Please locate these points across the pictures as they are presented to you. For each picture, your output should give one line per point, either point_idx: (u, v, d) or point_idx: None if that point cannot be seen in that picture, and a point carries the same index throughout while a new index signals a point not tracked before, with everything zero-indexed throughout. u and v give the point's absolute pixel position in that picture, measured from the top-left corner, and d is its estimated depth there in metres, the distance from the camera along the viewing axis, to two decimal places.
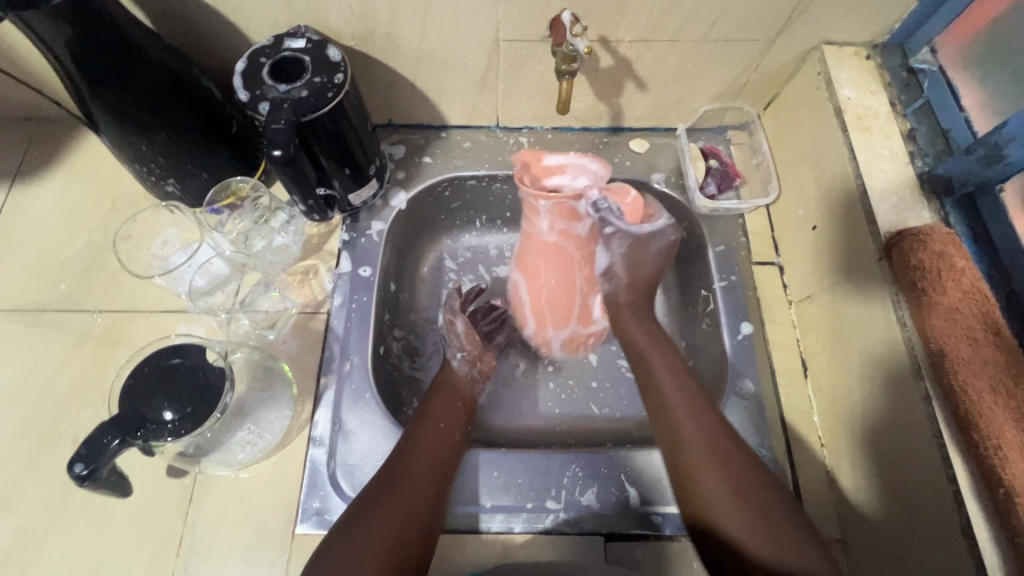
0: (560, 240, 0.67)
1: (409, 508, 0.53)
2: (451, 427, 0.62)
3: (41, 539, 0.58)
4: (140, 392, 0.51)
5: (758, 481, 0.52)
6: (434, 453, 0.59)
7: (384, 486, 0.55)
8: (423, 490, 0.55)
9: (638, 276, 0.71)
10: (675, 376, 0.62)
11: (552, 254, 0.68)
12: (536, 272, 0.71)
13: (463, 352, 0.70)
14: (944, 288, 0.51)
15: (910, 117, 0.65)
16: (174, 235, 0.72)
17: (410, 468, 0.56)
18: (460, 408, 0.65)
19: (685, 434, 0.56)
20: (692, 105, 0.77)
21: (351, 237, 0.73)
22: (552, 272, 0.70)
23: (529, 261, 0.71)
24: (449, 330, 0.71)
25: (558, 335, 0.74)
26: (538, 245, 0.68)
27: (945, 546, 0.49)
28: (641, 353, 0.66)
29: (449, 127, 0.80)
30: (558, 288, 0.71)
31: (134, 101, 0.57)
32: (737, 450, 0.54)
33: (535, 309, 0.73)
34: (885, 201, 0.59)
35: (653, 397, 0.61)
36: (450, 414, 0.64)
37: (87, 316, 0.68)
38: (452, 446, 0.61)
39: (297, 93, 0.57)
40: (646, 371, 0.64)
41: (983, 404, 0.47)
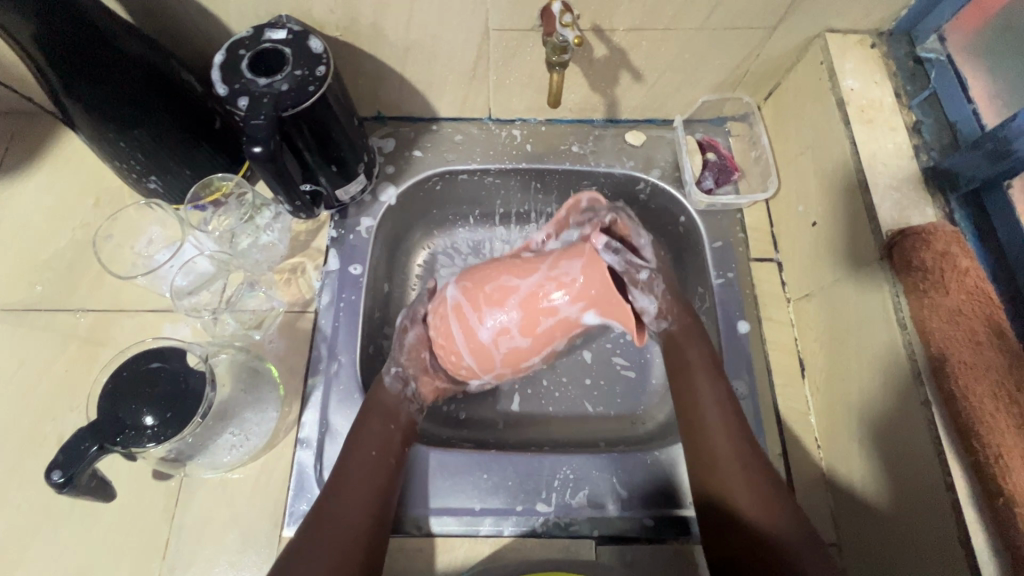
0: (500, 341, 0.59)
1: (340, 569, 0.49)
2: (385, 455, 0.58)
3: (27, 541, 0.57)
4: (116, 398, 0.50)
5: (766, 479, 0.54)
6: (362, 488, 0.54)
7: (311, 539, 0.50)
8: (360, 532, 0.51)
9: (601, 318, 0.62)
10: (714, 388, 0.60)
11: (536, 305, 0.57)
12: (475, 269, 0.63)
13: (398, 367, 0.64)
14: (947, 288, 0.49)
15: (915, 108, 0.62)
16: (158, 232, 0.70)
17: (336, 518, 0.52)
18: (395, 429, 0.60)
19: (710, 441, 0.57)
20: (690, 96, 0.75)
21: (339, 234, 0.72)
22: (490, 306, 0.58)
23: (485, 273, 0.60)
24: (398, 338, 0.66)
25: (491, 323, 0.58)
26: (521, 271, 0.59)
27: (942, 554, 0.48)
28: (687, 367, 0.62)
29: (440, 120, 0.78)
30: (494, 337, 0.59)
31: (111, 92, 0.55)
32: (757, 457, 0.55)
33: (437, 315, 0.63)
34: (888, 198, 0.57)
35: (681, 382, 0.62)
36: (385, 444, 0.58)
37: (70, 316, 0.67)
38: (381, 475, 0.56)
39: (277, 87, 0.55)
40: (679, 358, 0.64)
41: (984, 411, 0.45)
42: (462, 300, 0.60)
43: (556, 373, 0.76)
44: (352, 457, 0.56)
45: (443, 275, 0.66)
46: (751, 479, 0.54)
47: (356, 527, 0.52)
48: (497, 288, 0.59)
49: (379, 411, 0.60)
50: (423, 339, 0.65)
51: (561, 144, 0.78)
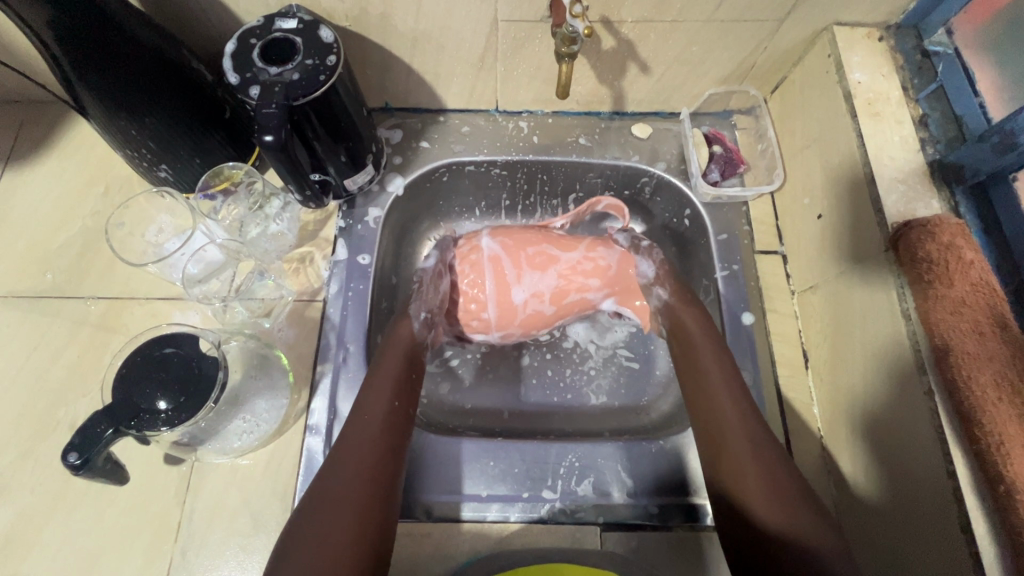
0: (531, 300, 0.68)
1: (361, 503, 0.49)
2: (403, 403, 0.59)
3: (40, 524, 0.58)
4: (130, 382, 0.50)
5: (777, 461, 0.54)
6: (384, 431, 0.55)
7: (331, 473, 0.51)
8: (380, 470, 0.53)
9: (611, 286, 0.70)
10: (725, 373, 0.60)
11: (575, 278, 0.69)
12: (509, 230, 0.71)
13: (428, 311, 0.65)
14: (952, 280, 0.50)
15: (921, 102, 0.63)
16: (168, 221, 0.70)
17: (354, 453, 0.53)
18: (413, 377, 0.61)
19: (717, 421, 0.58)
20: (697, 88, 0.75)
21: (347, 224, 0.73)
22: (531, 269, 0.68)
23: (524, 239, 0.70)
24: (432, 283, 0.67)
25: (527, 287, 0.68)
26: (561, 246, 0.70)
27: (943, 542, 0.48)
28: (691, 355, 0.63)
29: (447, 111, 0.79)
30: (527, 292, 0.68)
31: (123, 80, 0.55)
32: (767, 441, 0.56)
33: (469, 263, 0.68)
34: (894, 190, 0.58)
35: (688, 367, 0.63)
36: (401, 389, 0.59)
37: (81, 303, 0.67)
38: (398, 419, 0.57)
39: (288, 76, 0.56)
40: (687, 343, 0.65)
41: (987, 400, 0.46)
42: (501, 253, 0.68)
43: (560, 363, 0.76)
44: (371, 398, 0.57)
45: (467, 234, 0.73)
46: (766, 461, 0.54)
47: (373, 467, 0.52)
48: (540, 255, 0.69)
49: (397, 356, 0.61)
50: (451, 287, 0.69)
51: (568, 136, 0.78)
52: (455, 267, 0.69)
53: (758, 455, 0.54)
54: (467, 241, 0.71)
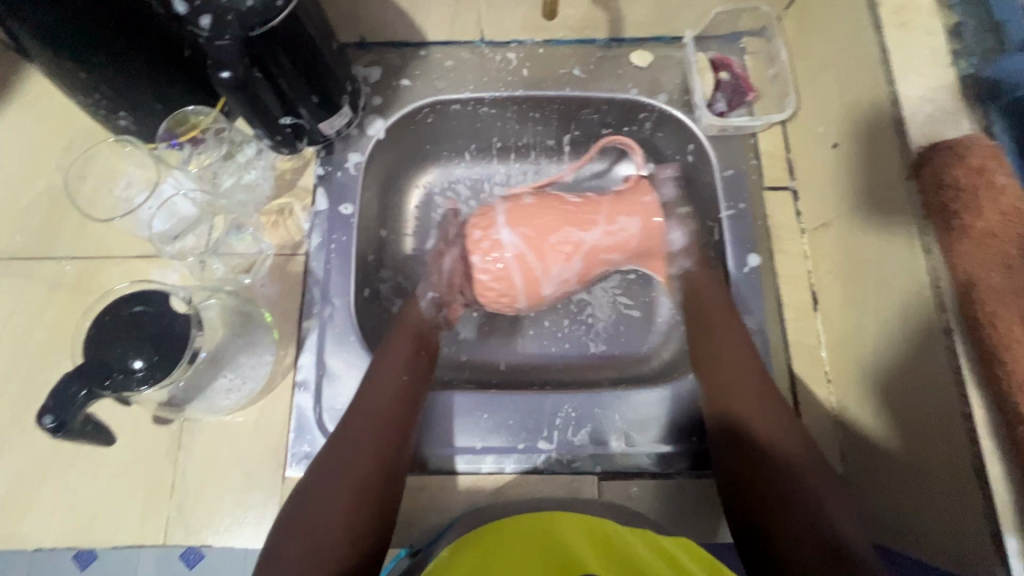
0: (562, 289, 0.67)
1: (365, 472, 0.50)
2: (413, 379, 0.58)
3: (36, 485, 0.58)
4: (102, 342, 0.48)
5: (784, 412, 0.54)
6: (392, 409, 0.55)
7: (339, 442, 0.52)
8: (386, 447, 0.52)
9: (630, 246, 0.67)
10: (735, 328, 0.60)
11: (600, 257, 0.66)
12: (525, 214, 0.66)
13: (434, 292, 0.66)
14: (980, 208, 0.45)
15: (956, 8, 0.53)
16: (136, 174, 0.67)
17: (358, 435, 0.52)
18: (423, 358, 0.61)
19: (724, 373, 0.57)
20: (702, 7, 0.68)
21: (326, 172, 0.68)
22: (556, 257, 0.65)
23: (545, 223, 0.66)
24: (436, 262, 0.68)
25: (554, 280, 0.66)
26: (581, 223, 0.66)
27: (953, 487, 0.46)
28: (706, 312, 0.62)
29: (428, 44, 0.72)
30: (558, 278, 0.66)
31: (65, 19, 0.49)
32: (783, 408, 0.54)
33: (492, 258, 0.64)
34: (920, 111, 0.51)
35: (697, 324, 0.62)
36: (412, 364, 0.59)
37: (55, 264, 0.65)
38: (409, 395, 0.57)
39: (242, 3, 0.50)
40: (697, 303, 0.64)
41: (1011, 338, 0.42)
42: (526, 249, 0.64)
43: (558, 312, 0.73)
44: (383, 371, 0.57)
45: (482, 217, 0.67)
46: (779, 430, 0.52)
47: (382, 437, 0.53)
48: (564, 241, 0.65)
49: (409, 339, 0.61)
50: (463, 270, 0.67)
51: (561, 67, 0.72)
52: (474, 258, 0.65)
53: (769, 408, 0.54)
54: (482, 229, 0.66)
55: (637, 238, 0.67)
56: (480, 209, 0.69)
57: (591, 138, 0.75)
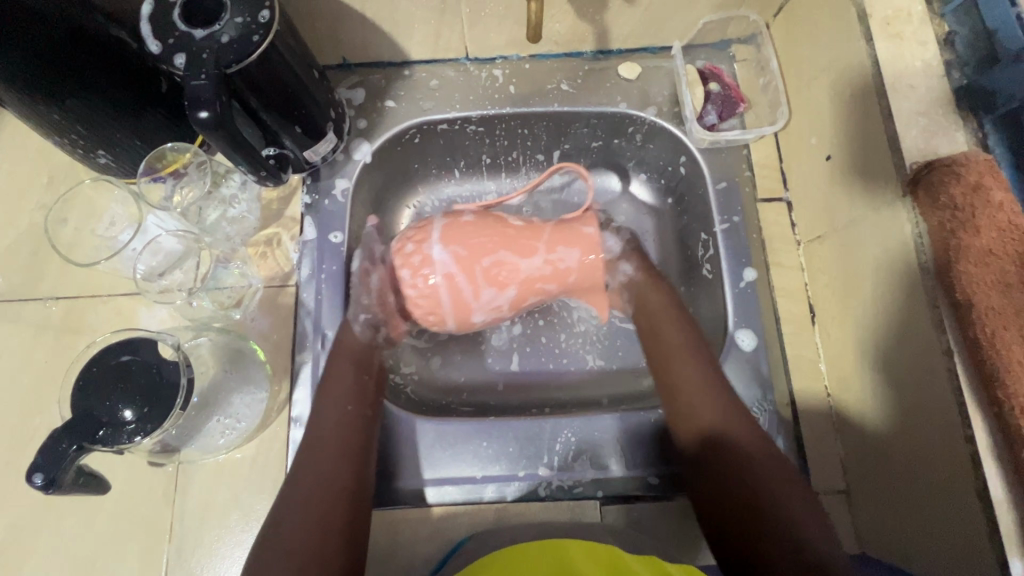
0: (492, 317, 0.64)
1: (323, 515, 0.48)
2: (360, 407, 0.57)
3: (32, 534, 0.58)
4: (91, 394, 0.47)
5: (751, 448, 0.52)
6: (341, 442, 0.54)
7: (297, 487, 0.50)
8: (338, 480, 0.51)
9: (569, 280, 0.64)
10: (694, 355, 0.59)
11: (534, 286, 0.63)
12: (462, 232, 0.63)
13: (367, 314, 0.63)
14: (977, 228, 0.45)
15: (948, 17, 0.53)
16: (119, 211, 0.65)
17: (310, 475, 0.51)
18: (368, 380, 0.59)
19: (686, 405, 0.56)
20: (690, 18, 0.66)
21: (313, 200, 0.67)
22: (489, 283, 0.62)
23: (479, 244, 0.62)
24: (362, 283, 0.64)
25: (480, 307, 0.62)
26: (519, 249, 0.63)
27: (955, 509, 0.46)
28: (667, 347, 0.60)
29: (412, 64, 0.71)
30: (482, 301, 0.62)
31: (33, 61, 0.47)
32: (753, 431, 0.53)
33: (420, 273, 0.61)
34: (914, 125, 0.50)
35: (655, 350, 0.62)
36: (358, 392, 0.58)
37: (41, 306, 0.63)
38: (354, 424, 0.55)
39: (217, 39, 0.48)
40: (658, 341, 0.62)
41: (1011, 360, 0.42)
42: (456, 270, 0.61)
43: (554, 329, 0.73)
44: (327, 406, 0.56)
45: (417, 231, 0.63)
46: (744, 446, 0.52)
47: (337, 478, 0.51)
48: (496, 264, 0.62)
49: (349, 363, 0.59)
50: (392, 282, 0.63)
51: (549, 82, 0.70)
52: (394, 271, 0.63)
53: (734, 442, 0.52)
54: (416, 243, 0.62)
55: (571, 267, 0.63)
56: (418, 222, 0.66)
57: (582, 151, 0.74)
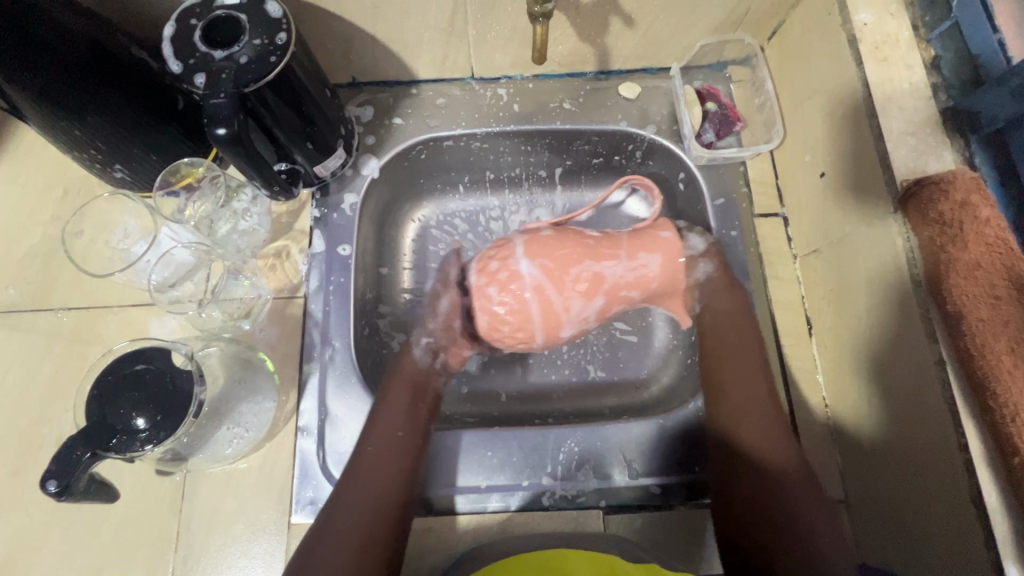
0: (580, 330, 0.63)
1: (367, 541, 0.50)
2: (411, 433, 0.57)
3: (39, 542, 0.58)
4: (106, 402, 0.48)
5: (788, 459, 0.54)
6: (387, 466, 0.55)
7: (336, 510, 0.51)
8: (382, 509, 0.52)
9: (648, 283, 0.63)
10: (748, 364, 0.60)
11: (621, 294, 0.62)
12: (546, 245, 0.61)
13: (430, 337, 0.64)
14: (966, 242, 0.47)
15: (934, 42, 0.56)
16: (133, 223, 0.67)
17: (359, 498, 0.52)
18: (422, 406, 0.60)
19: (733, 412, 0.58)
20: (688, 40, 0.69)
21: (322, 213, 0.69)
22: (579, 292, 0.60)
23: (564, 253, 0.60)
24: (432, 305, 0.65)
25: (586, 313, 0.61)
26: (599, 257, 0.61)
27: (951, 516, 0.47)
28: (717, 346, 0.62)
29: (420, 83, 0.73)
30: (574, 310, 0.60)
31: (58, 81, 0.49)
32: (790, 442, 0.56)
33: (508, 291, 0.59)
34: (904, 144, 0.52)
35: (710, 360, 0.62)
36: (410, 417, 0.58)
37: (53, 316, 0.65)
38: (408, 451, 0.56)
39: (236, 59, 0.51)
40: (715, 349, 0.62)
41: (1001, 369, 0.43)
42: (545, 281, 0.59)
43: None
44: (376, 431, 0.57)
45: (500, 248, 0.62)
46: (780, 461, 0.54)
47: (377, 504, 0.52)
48: (584, 275, 0.60)
49: (404, 387, 0.60)
50: (458, 305, 0.64)
51: (552, 101, 0.73)
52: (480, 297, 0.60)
53: (770, 449, 0.55)
54: (499, 260, 0.61)
55: (652, 270, 0.62)
56: (497, 241, 0.64)
57: (583, 167, 0.77)
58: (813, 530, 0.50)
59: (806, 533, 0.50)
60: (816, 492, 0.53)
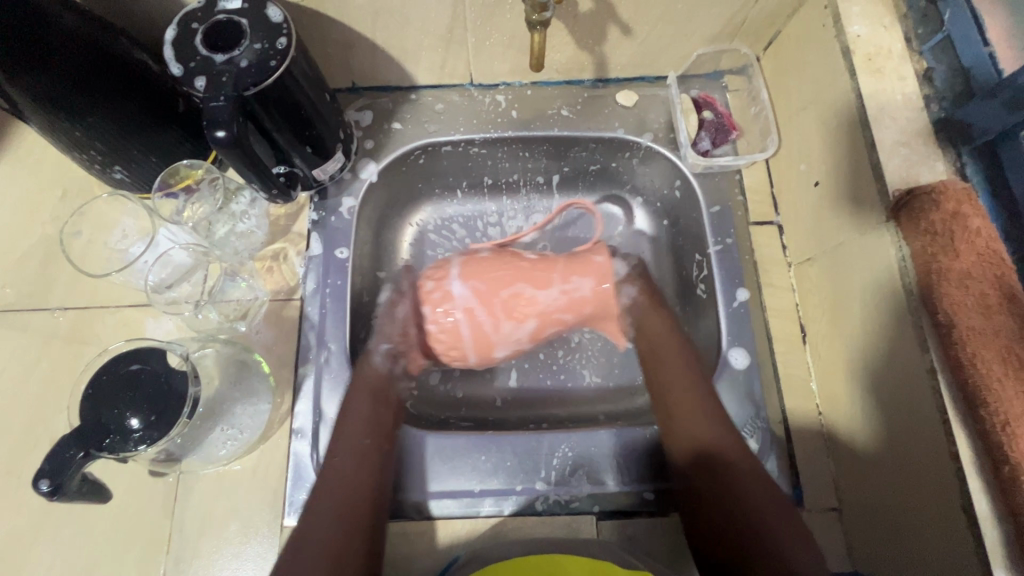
0: (514, 351, 0.68)
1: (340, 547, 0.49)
2: (376, 439, 0.58)
3: (30, 543, 0.58)
4: (99, 403, 0.48)
5: (739, 471, 0.54)
6: (354, 478, 0.54)
7: (308, 518, 0.51)
8: (355, 515, 0.52)
9: (586, 310, 0.67)
10: (688, 380, 0.61)
11: (554, 316, 0.66)
12: (481, 268, 0.67)
13: (389, 344, 0.65)
14: (957, 252, 0.47)
15: (926, 54, 0.56)
16: (130, 225, 0.67)
17: (324, 510, 0.52)
18: (385, 413, 0.61)
19: (685, 429, 0.59)
20: (685, 50, 0.70)
21: (320, 216, 0.69)
22: (507, 317, 0.65)
23: (497, 276, 0.66)
24: (388, 314, 0.67)
25: (519, 334, 0.66)
26: (536, 281, 0.66)
27: (942, 524, 0.47)
28: (659, 363, 0.64)
29: (419, 88, 0.74)
30: (496, 322, 0.65)
31: (58, 80, 0.50)
32: (743, 455, 0.56)
33: (441, 308, 0.65)
34: (896, 155, 0.53)
35: (653, 379, 0.64)
36: (372, 424, 0.59)
37: (49, 316, 0.65)
38: (376, 458, 0.57)
39: (236, 63, 0.51)
40: (655, 366, 0.64)
41: (992, 378, 0.44)
42: (474, 303, 0.65)
43: (552, 346, 0.74)
44: (341, 440, 0.57)
45: (435, 269, 0.68)
46: (734, 476, 0.54)
47: (348, 509, 0.52)
48: (515, 297, 0.65)
49: (366, 393, 0.61)
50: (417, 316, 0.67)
51: (549, 108, 0.73)
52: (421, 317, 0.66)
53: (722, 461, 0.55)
54: (436, 280, 0.67)
55: (591, 293, 0.66)
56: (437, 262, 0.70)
57: (580, 174, 0.77)
58: (778, 544, 0.50)
59: (772, 545, 0.50)
60: (781, 504, 0.52)
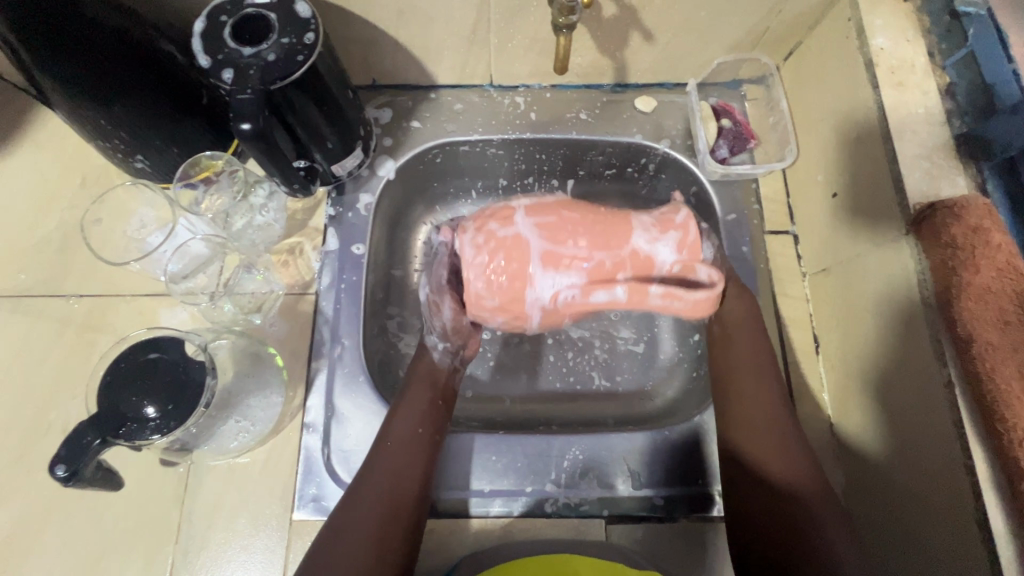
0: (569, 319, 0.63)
1: (382, 535, 0.49)
2: (429, 431, 0.57)
3: (39, 530, 0.58)
4: (117, 390, 0.48)
5: (801, 468, 0.53)
6: (406, 468, 0.54)
7: (352, 509, 0.50)
8: (398, 506, 0.51)
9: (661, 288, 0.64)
10: (759, 371, 0.59)
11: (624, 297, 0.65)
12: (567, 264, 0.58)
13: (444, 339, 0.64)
14: (977, 266, 0.47)
15: (949, 69, 0.57)
16: (149, 214, 0.68)
17: (371, 498, 0.51)
18: (441, 410, 0.59)
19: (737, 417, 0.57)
20: (705, 57, 0.70)
21: (337, 212, 0.69)
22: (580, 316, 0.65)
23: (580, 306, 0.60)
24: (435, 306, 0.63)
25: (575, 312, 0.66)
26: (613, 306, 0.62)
27: (954, 539, 0.47)
28: (726, 349, 0.62)
29: (439, 87, 0.74)
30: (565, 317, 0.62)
31: (85, 67, 0.50)
32: (802, 452, 0.54)
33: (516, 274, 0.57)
34: (917, 167, 0.53)
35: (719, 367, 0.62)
36: (428, 415, 0.58)
37: (65, 302, 0.65)
38: (428, 450, 0.56)
39: (264, 57, 0.51)
40: (724, 350, 0.62)
41: (1010, 393, 0.44)
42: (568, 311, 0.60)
43: (563, 347, 0.74)
44: (396, 429, 0.56)
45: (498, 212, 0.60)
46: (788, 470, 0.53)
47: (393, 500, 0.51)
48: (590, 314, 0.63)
49: (424, 387, 0.60)
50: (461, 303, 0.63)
51: (568, 111, 0.73)
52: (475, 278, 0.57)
53: (783, 454, 0.54)
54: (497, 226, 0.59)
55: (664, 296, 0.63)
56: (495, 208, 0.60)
57: (595, 178, 0.77)
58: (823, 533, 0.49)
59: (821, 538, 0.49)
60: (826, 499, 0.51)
